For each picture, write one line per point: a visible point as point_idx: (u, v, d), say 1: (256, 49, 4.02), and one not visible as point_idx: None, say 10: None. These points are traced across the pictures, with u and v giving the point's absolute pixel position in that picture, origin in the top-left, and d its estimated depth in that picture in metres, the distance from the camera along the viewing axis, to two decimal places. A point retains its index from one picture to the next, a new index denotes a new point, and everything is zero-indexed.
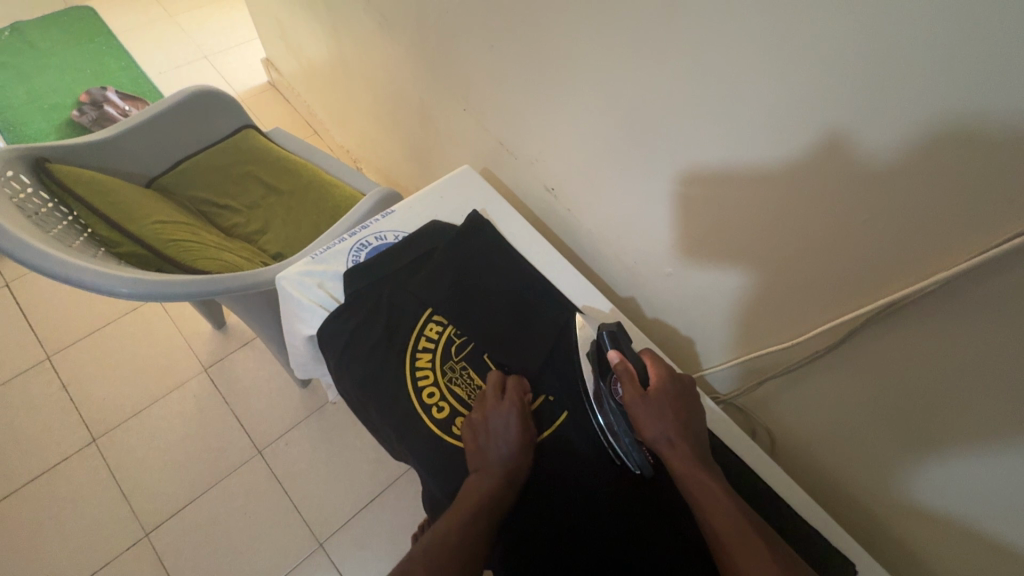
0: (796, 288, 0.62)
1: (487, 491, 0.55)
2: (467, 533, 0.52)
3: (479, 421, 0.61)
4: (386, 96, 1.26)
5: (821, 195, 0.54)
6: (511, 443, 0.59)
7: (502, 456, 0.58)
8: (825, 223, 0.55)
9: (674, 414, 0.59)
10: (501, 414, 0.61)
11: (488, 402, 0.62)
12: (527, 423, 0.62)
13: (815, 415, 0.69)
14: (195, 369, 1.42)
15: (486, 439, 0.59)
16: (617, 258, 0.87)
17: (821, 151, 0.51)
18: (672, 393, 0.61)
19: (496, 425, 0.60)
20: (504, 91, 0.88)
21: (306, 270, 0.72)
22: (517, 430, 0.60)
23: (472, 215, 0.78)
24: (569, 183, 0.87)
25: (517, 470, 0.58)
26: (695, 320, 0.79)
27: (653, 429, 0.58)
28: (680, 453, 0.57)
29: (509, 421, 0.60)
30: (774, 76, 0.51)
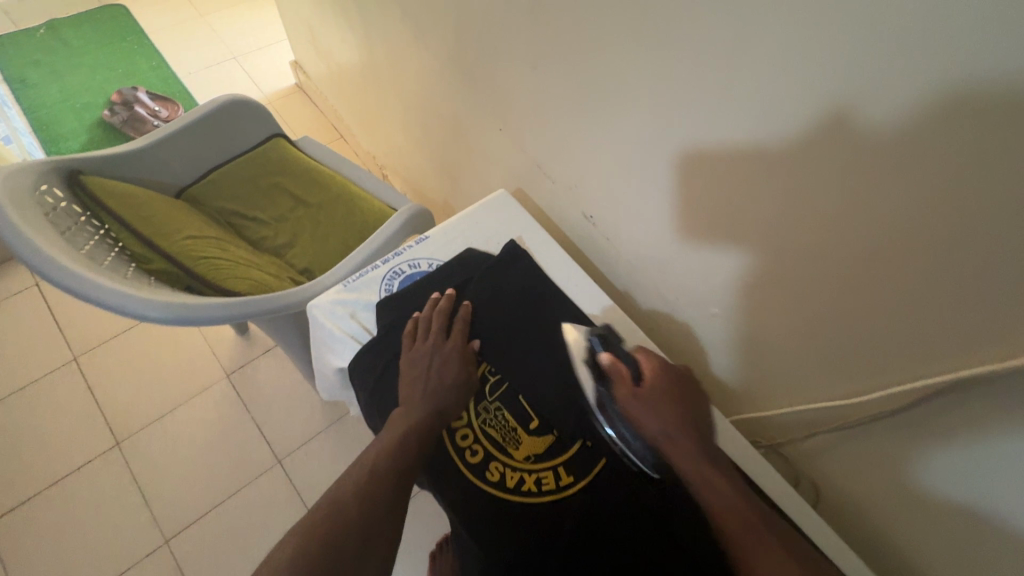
0: (864, 345, 0.57)
1: (415, 422, 0.59)
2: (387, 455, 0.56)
3: (417, 359, 0.64)
4: (417, 106, 1.24)
5: (901, 260, 0.49)
6: (446, 380, 0.63)
7: (436, 391, 0.62)
8: (903, 290, 0.50)
9: (669, 408, 0.59)
10: (438, 354, 0.64)
11: (421, 343, 0.65)
12: (452, 360, 0.65)
13: (871, 475, 0.64)
14: (217, 375, 1.42)
15: (412, 377, 0.63)
16: (655, 289, 0.84)
17: (908, 214, 0.46)
18: (665, 386, 0.61)
19: (434, 363, 0.64)
20: (542, 112, 0.84)
21: (338, 299, 0.70)
22: (453, 370, 0.64)
23: (512, 245, 0.75)
24: (605, 210, 0.84)
25: (448, 402, 0.62)
26: (740, 360, 0.75)
27: (650, 423, 0.58)
28: (676, 444, 0.57)
29: (446, 360, 0.64)
30: (860, 130, 0.46)
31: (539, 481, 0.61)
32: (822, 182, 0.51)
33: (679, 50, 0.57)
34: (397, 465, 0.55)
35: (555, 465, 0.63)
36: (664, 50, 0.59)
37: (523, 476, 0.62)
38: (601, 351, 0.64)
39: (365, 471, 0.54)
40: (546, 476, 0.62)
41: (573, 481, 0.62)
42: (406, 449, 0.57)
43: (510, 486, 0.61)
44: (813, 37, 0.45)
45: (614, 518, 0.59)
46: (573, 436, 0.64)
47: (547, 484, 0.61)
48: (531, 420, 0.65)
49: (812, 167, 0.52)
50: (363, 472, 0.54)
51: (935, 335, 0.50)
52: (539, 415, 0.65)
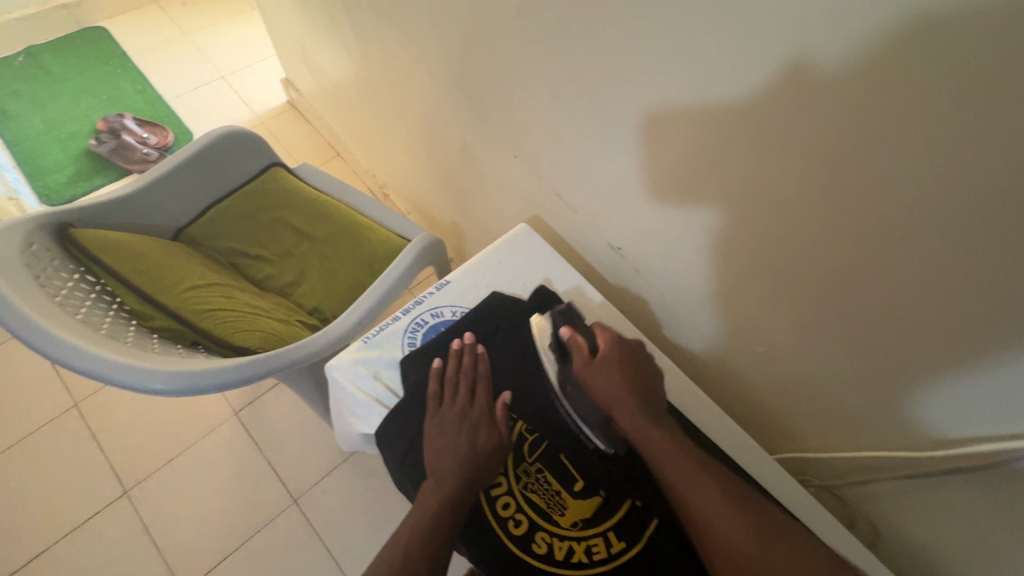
0: (939, 394, 0.53)
1: (448, 498, 0.54)
2: (422, 542, 0.51)
3: (445, 426, 0.59)
4: (420, 126, 1.19)
5: (996, 311, 0.44)
6: (477, 449, 0.58)
7: (468, 462, 0.57)
8: (995, 341, 0.46)
9: (623, 378, 0.58)
10: (467, 420, 0.59)
11: (449, 407, 0.60)
12: (482, 425, 0.59)
13: (943, 523, 0.60)
14: (225, 413, 1.37)
15: (440, 445, 0.58)
16: (689, 321, 0.79)
17: (1006, 267, 0.41)
18: (618, 357, 0.60)
19: (463, 429, 0.59)
20: (559, 139, 0.80)
21: (359, 357, 0.65)
22: (486, 436, 0.59)
23: (540, 287, 0.70)
24: (632, 241, 0.79)
25: (483, 474, 0.57)
26: (785, 395, 0.72)
27: (603, 392, 0.58)
28: (629, 414, 0.56)
29: (477, 425, 0.59)
30: (948, 181, 0.41)
31: (590, 550, 0.57)
32: (895, 229, 0.47)
33: (721, 88, 0.52)
34: (431, 552, 0.50)
35: (605, 530, 0.58)
36: (702, 88, 0.54)
37: (571, 546, 0.57)
38: (560, 325, 0.64)
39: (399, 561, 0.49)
40: (597, 544, 0.57)
41: (626, 550, 0.57)
42: (441, 533, 0.52)
43: (559, 558, 0.56)
44: (887, 82, 0.41)
45: None
46: (623, 496, 0.60)
47: (598, 554, 0.57)
48: (575, 481, 0.60)
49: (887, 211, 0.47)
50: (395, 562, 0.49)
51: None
52: (584, 475, 0.61)
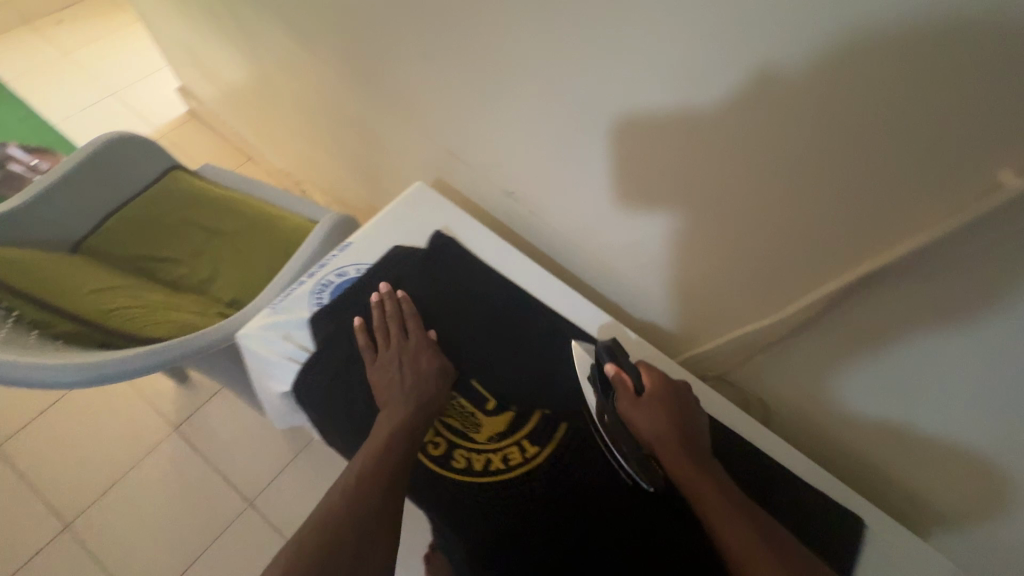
0: (848, 341, 0.61)
1: (400, 425, 0.58)
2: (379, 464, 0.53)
3: (388, 364, 0.63)
4: (319, 112, 1.20)
5: (804, 173, 0.52)
6: (420, 375, 0.63)
7: (413, 390, 0.61)
8: (812, 202, 0.54)
9: (673, 419, 0.55)
10: (406, 354, 0.64)
11: (389, 348, 0.65)
12: (421, 359, 0.64)
13: (806, 381, 0.69)
14: (165, 431, 1.34)
15: (385, 383, 0.62)
16: (587, 252, 0.86)
17: (805, 131, 0.49)
18: (671, 401, 0.57)
19: (406, 364, 0.63)
20: (443, 99, 0.84)
21: (267, 323, 0.67)
22: (426, 365, 0.64)
23: (438, 235, 0.73)
24: (523, 185, 0.85)
25: (428, 398, 0.61)
26: (673, 302, 0.79)
27: (649, 432, 0.55)
28: (673, 454, 0.53)
29: (416, 358, 0.64)
30: (754, 66, 0.48)
31: (505, 458, 0.62)
32: (721, 118, 0.54)
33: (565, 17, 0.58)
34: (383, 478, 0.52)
35: (518, 438, 0.63)
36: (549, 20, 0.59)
37: (489, 457, 0.62)
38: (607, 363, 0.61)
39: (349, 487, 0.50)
40: (512, 451, 0.63)
41: (540, 451, 0.63)
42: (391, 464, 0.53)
43: (478, 469, 0.61)
44: None
45: (581, 479, 0.61)
46: (533, 407, 0.66)
47: (513, 459, 0.62)
48: (488, 401, 0.66)
49: (711, 109, 0.54)
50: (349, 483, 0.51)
51: (842, 239, 0.54)
52: (496, 395, 0.66)
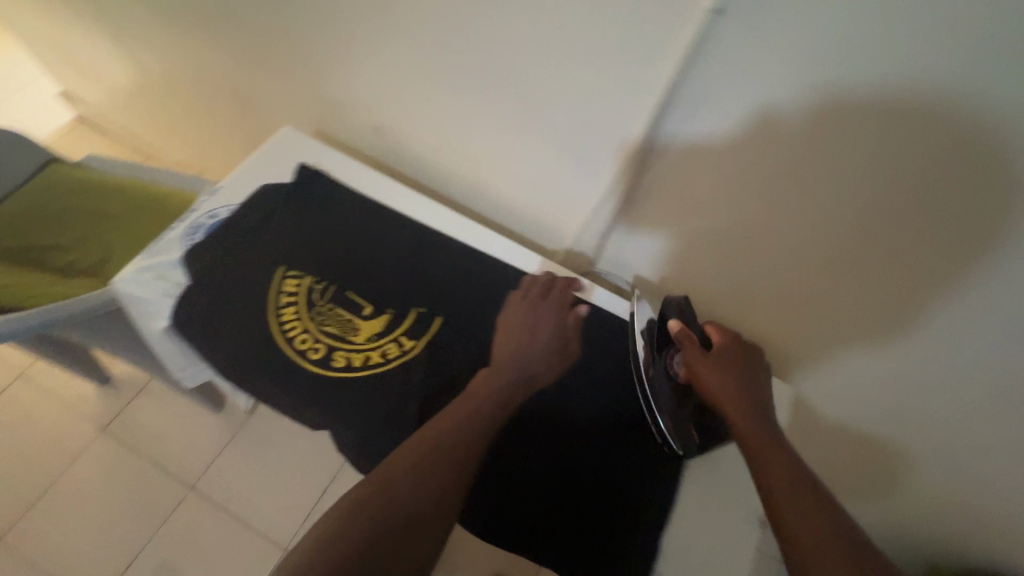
0: (664, 194, 0.68)
1: (492, 391, 0.58)
2: (450, 430, 0.53)
3: (512, 324, 0.67)
4: (197, 89, 1.20)
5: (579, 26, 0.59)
6: (538, 344, 0.65)
7: (524, 353, 0.64)
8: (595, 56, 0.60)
9: (737, 376, 0.59)
10: (537, 316, 0.68)
11: (519, 308, 0.69)
12: (550, 328, 0.67)
13: (655, 248, 0.76)
14: (93, 432, 1.32)
15: (506, 339, 0.65)
16: (458, 176, 0.91)
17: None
18: (733, 359, 0.61)
19: (529, 327, 0.67)
20: (302, 43, 0.88)
21: (140, 266, 0.69)
22: (547, 334, 0.66)
23: (302, 168, 0.77)
24: (389, 118, 0.89)
25: (534, 367, 0.63)
26: (538, 207, 0.85)
27: (713, 383, 0.58)
28: (736, 411, 0.55)
29: (544, 324, 0.68)
30: None
31: (385, 354, 0.68)
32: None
33: None
34: (448, 445, 0.51)
35: (396, 336, 0.69)
36: None
37: (369, 354, 0.67)
38: (672, 317, 0.65)
39: (411, 451, 0.50)
40: (390, 348, 0.68)
41: (417, 345, 0.68)
42: (462, 431, 0.53)
43: (358, 365, 0.66)
44: None
45: (457, 367, 0.68)
46: (409, 307, 0.71)
47: (392, 354, 0.68)
48: (364, 307, 0.70)
49: None
50: (412, 449, 0.50)
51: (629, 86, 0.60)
52: (371, 302, 0.70)
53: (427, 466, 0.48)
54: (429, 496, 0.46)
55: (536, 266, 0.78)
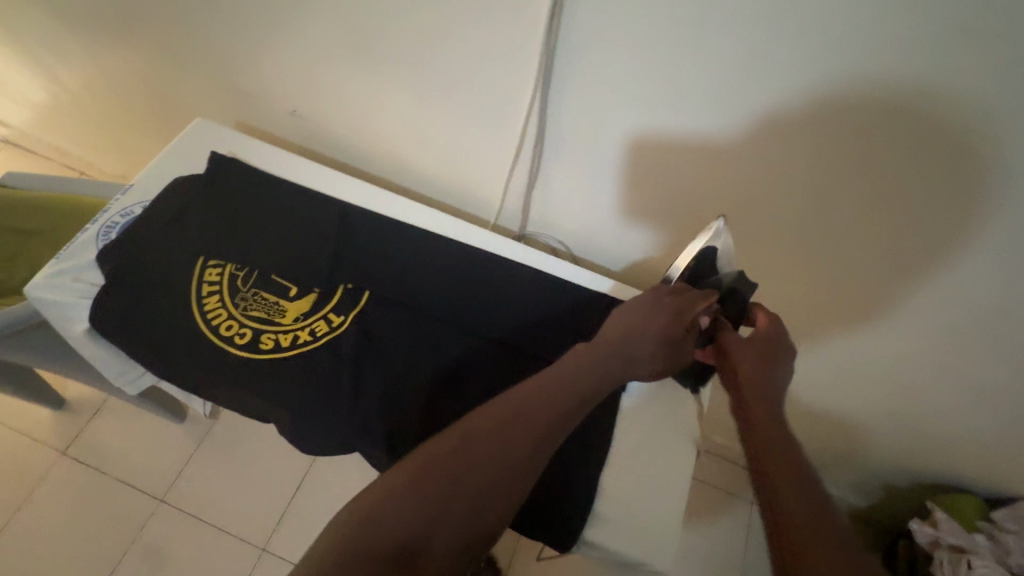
0: (570, 141, 0.71)
1: (580, 384, 0.52)
2: (507, 426, 0.47)
3: (636, 309, 0.59)
4: (111, 94, 1.16)
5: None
6: (649, 334, 0.57)
7: (629, 342, 0.56)
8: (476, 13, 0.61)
9: (765, 377, 0.53)
10: (666, 302, 0.58)
11: (650, 296, 0.60)
12: (673, 317, 0.57)
13: (575, 198, 0.79)
14: (52, 457, 1.29)
15: (620, 324, 0.59)
16: (381, 153, 0.90)
17: None
18: (765, 359, 0.54)
19: (653, 314, 0.58)
20: (202, 32, 0.85)
21: (52, 271, 0.67)
22: (663, 323, 0.57)
23: (214, 156, 0.76)
24: (303, 100, 0.88)
25: (639, 359, 0.56)
26: (463, 176, 0.86)
27: (746, 374, 0.53)
28: (761, 424, 0.49)
29: (661, 310, 0.58)
30: None
31: (313, 331, 0.68)
32: None
33: None
34: (500, 447, 0.46)
35: (324, 314, 0.69)
36: None
37: (296, 334, 0.67)
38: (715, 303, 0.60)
39: (459, 441, 0.46)
40: (318, 325, 0.68)
41: (344, 320, 0.69)
42: (522, 431, 0.47)
43: (286, 345, 0.67)
44: None
45: (386, 336, 0.69)
46: (334, 283, 0.71)
47: (320, 330, 0.68)
48: (289, 289, 0.70)
49: None
50: (461, 439, 0.47)
51: (513, 39, 0.62)
52: (296, 283, 0.70)
53: (467, 467, 0.45)
54: (462, 498, 0.44)
55: (462, 232, 0.79)
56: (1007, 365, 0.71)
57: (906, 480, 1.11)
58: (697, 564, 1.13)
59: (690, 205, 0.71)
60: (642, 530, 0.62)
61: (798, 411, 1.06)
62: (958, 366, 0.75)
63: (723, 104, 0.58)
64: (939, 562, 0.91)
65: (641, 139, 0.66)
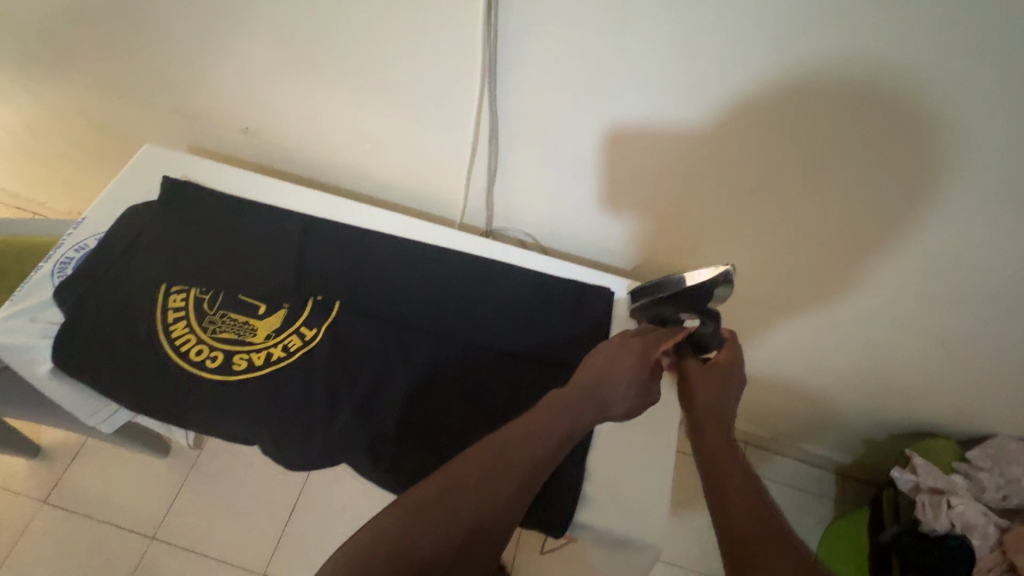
0: (523, 133, 0.71)
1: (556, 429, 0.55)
2: (495, 466, 0.51)
3: (610, 350, 0.62)
4: (54, 130, 1.12)
5: None
6: (620, 375, 0.60)
7: (601, 384, 0.59)
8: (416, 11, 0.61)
9: (722, 408, 0.59)
10: (635, 347, 0.62)
11: (623, 337, 0.64)
12: (642, 361, 0.61)
13: (536, 191, 0.80)
14: (33, 508, 1.25)
15: (595, 365, 0.61)
16: (340, 163, 0.90)
17: None
18: (724, 392, 0.61)
19: (623, 356, 0.61)
20: (141, 57, 0.83)
21: (9, 313, 0.65)
22: (633, 365, 0.60)
23: (167, 180, 0.74)
24: (254, 116, 0.87)
25: (608, 403, 0.59)
26: (423, 177, 0.85)
27: (703, 403, 0.60)
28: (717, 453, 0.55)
29: (631, 355, 0.61)
30: None
31: (287, 347, 0.67)
32: None
33: None
34: (488, 486, 0.50)
35: (296, 328, 0.68)
36: None
37: (269, 351, 0.66)
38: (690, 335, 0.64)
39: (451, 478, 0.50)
40: (290, 340, 0.67)
41: (317, 333, 0.68)
42: (505, 475, 0.51)
43: (259, 363, 0.66)
44: None
45: (362, 345, 0.68)
46: (303, 297, 0.70)
47: (294, 345, 0.67)
48: (258, 307, 0.69)
49: None
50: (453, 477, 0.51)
51: (456, 35, 0.62)
52: (264, 300, 0.69)
53: (459, 509, 0.49)
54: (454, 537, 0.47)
55: (428, 233, 0.79)
56: (963, 311, 0.74)
57: (884, 432, 1.14)
58: (695, 537, 1.15)
59: (646, 187, 0.72)
60: (632, 506, 0.63)
61: (777, 376, 1.09)
62: (915, 315, 0.78)
63: (666, 83, 0.59)
64: (920, 504, 0.94)
65: (591, 125, 0.67)
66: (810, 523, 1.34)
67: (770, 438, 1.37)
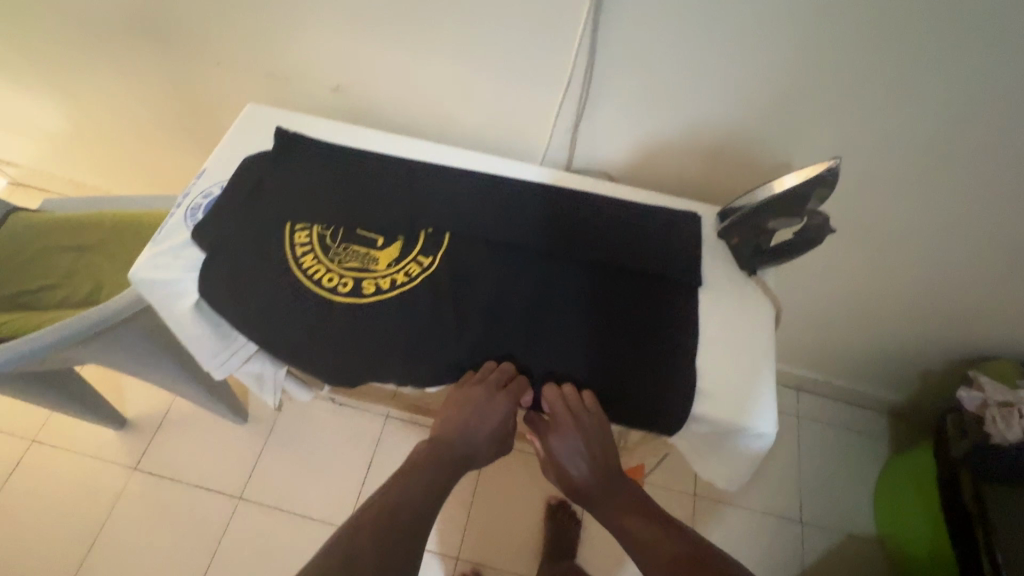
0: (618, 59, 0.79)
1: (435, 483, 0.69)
2: (395, 521, 0.63)
3: (477, 410, 0.68)
4: (134, 109, 1.17)
5: None
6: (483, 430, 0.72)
7: (468, 435, 0.72)
8: None
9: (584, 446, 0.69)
10: (498, 409, 0.68)
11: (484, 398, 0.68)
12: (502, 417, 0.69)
13: (622, 117, 0.88)
14: (125, 474, 1.32)
15: (462, 423, 0.71)
16: (424, 114, 0.95)
17: None
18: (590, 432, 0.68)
19: (483, 416, 0.69)
20: (239, 21, 0.89)
21: (154, 254, 0.72)
22: (496, 420, 0.70)
23: (279, 131, 0.80)
24: (344, 73, 0.92)
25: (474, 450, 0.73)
26: (507, 120, 0.91)
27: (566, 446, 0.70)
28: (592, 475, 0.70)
29: (493, 413, 0.69)
30: None
31: (408, 273, 0.73)
32: None
33: None
34: (398, 538, 0.62)
35: (414, 257, 0.74)
36: None
37: (393, 277, 0.72)
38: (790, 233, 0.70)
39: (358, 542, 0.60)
40: (411, 267, 0.73)
41: (434, 260, 0.74)
42: (413, 523, 0.64)
43: (386, 288, 0.72)
44: None
45: (475, 267, 0.74)
46: (417, 229, 0.76)
47: (414, 271, 0.73)
48: (377, 240, 0.75)
49: None
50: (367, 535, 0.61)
51: None
52: (381, 234, 0.75)
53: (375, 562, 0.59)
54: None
55: (519, 170, 0.85)
56: None
57: (941, 355, 1.20)
58: None
59: (732, 98, 0.81)
60: (739, 395, 0.68)
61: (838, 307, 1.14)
62: (974, 207, 0.86)
63: None
64: (990, 419, 0.99)
65: (685, 43, 0.75)
66: (867, 459, 1.39)
67: (820, 382, 1.41)
